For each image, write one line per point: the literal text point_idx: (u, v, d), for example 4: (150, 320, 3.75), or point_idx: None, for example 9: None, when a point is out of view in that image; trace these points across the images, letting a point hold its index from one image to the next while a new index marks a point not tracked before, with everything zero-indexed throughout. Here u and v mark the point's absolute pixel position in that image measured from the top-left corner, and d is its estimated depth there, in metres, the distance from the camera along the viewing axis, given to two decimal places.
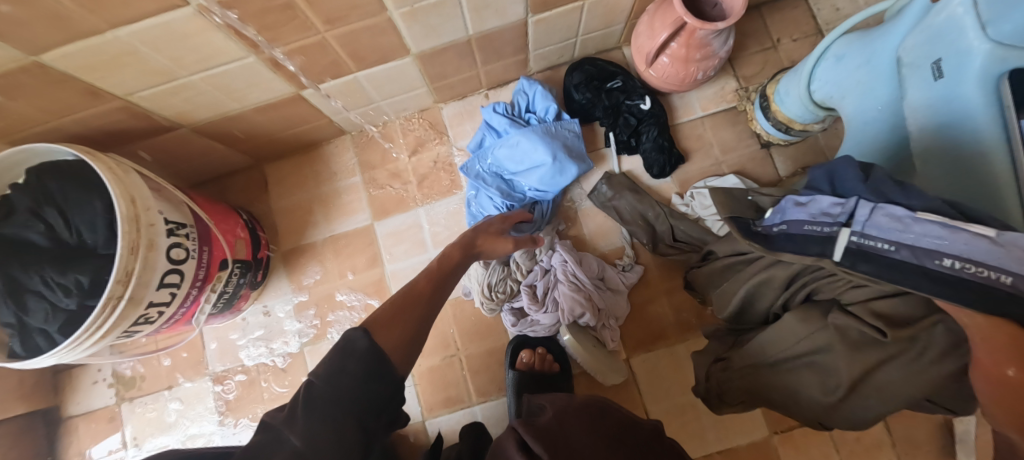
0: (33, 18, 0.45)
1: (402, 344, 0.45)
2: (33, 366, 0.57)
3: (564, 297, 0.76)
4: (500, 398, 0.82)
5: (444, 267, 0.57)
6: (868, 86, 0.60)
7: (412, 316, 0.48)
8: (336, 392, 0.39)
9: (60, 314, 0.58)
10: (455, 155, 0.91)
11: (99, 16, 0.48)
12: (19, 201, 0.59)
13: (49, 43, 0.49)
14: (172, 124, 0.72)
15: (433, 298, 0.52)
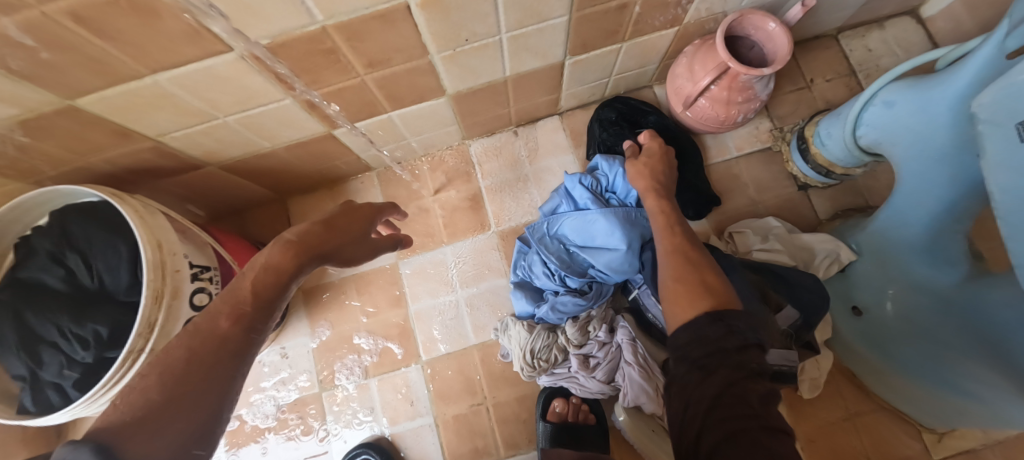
0: (74, 61, 0.44)
1: (184, 433, 0.32)
2: (45, 424, 0.53)
3: (629, 381, 0.70)
4: (530, 450, 0.77)
5: (260, 293, 0.43)
6: (921, 132, 0.58)
7: (200, 393, 0.34)
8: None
9: (76, 367, 0.54)
10: (483, 193, 0.89)
11: (142, 61, 0.47)
12: (41, 245, 0.56)
13: (87, 87, 0.48)
14: (200, 163, 0.71)
15: (244, 341, 0.40)
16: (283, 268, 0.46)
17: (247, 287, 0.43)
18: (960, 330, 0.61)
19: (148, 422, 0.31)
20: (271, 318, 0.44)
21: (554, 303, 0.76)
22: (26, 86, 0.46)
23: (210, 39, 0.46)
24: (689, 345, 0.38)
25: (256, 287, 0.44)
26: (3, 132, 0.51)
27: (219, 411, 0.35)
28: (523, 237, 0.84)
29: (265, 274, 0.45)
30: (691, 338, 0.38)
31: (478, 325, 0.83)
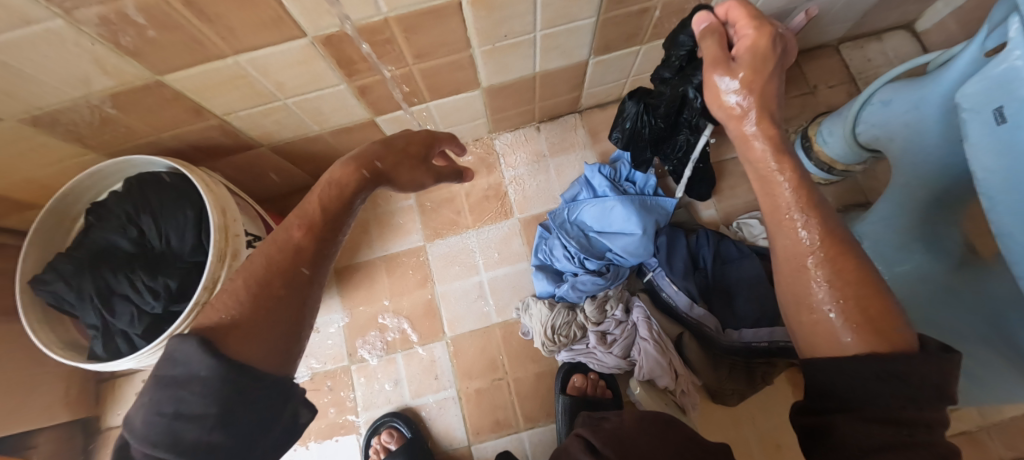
0: (172, 41, 0.50)
1: (274, 338, 0.38)
2: (113, 369, 0.58)
3: (645, 355, 0.74)
4: (548, 424, 0.81)
5: (327, 211, 0.43)
6: (916, 127, 0.65)
7: (282, 305, 0.39)
8: (181, 449, 0.32)
9: (144, 318, 0.59)
10: (507, 183, 0.95)
11: (228, 43, 0.53)
12: (118, 208, 0.62)
13: (176, 64, 0.54)
14: (254, 144, 0.77)
15: (315, 255, 0.42)
16: (347, 191, 0.44)
17: (315, 205, 0.42)
18: (963, 314, 0.62)
19: (241, 324, 0.37)
20: (338, 239, 0.45)
21: (574, 282, 0.81)
22: (127, 60, 0.52)
23: (289, 25, 0.52)
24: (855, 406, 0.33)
25: (322, 206, 0.43)
26: (96, 103, 0.58)
27: (298, 320, 0.40)
28: (543, 224, 0.89)
29: (329, 191, 0.44)
30: (856, 391, 0.33)
31: (500, 305, 0.88)
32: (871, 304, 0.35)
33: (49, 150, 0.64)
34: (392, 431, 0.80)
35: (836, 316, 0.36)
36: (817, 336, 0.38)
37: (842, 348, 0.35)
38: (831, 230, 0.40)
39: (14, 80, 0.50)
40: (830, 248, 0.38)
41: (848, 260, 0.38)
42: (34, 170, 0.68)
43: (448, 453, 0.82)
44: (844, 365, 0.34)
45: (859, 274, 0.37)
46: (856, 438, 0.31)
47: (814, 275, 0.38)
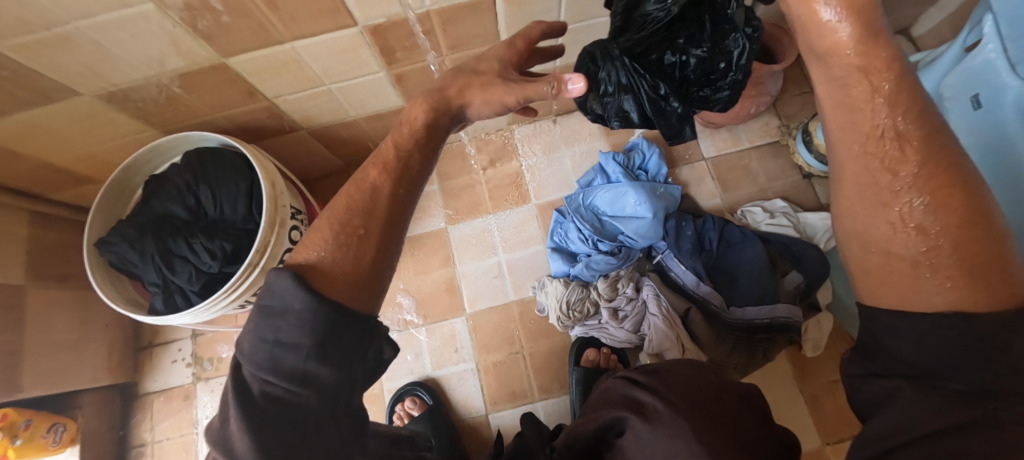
0: (241, 27, 0.57)
1: (355, 276, 0.39)
2: (172, 322, 0.64)
3: (654, 329, 0.80)
4: (562, 395, 0.86)
5: (400, 151, 0.44)
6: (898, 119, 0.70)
7: (364, 242, 0.40)
8: (284, 374, 0.33)
9: (201, 276, 0.65)
10: (524, 171, 1.01)
11: (288, 29, 0.60)
12: (177, 178, 0.69)
13: (240, 47, 0.61)
14: (295, 127, 0.83)
15: (393, 194, 0.43)
16: (419, 127, 0.46)
17: (389, 149, 0.45)
18: None
19: (330, 258, 0.39)
20: (418, 179, 0.45)
21: (588, 262, 0.87)
22: (200, 43, 0.59)
23: (344, 14, 0.59)
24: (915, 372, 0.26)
25: (397, 147, 0.45)
26: (165, 83, 0.64)
27: (381, 258, 0.41)
28: (558, 210, 0.95)
29: (403, 133, 0.46)
30: (932, 364, 0.25)
31: (517, 284, 0.94)
32: (977, 249, 0.26)
33: (116, 126, 0.71)
34: (415, 399, 0.86)
35: (922, 258, 0.27)
36: (885, 282, 0.29)
37: (921, 301, 0.27)
38: (933, 148, 0.28)
39: (101, 59, 0.57)
40: (933, 173, 0.28)
41: (956, 196, 0.27)
42: (99, 144, 0.74)
43: (465, 421, 0.87)
44: (924, 320, 0.26)
45: (969, 211, 0.27)
46: (906, 405, 0.25)
47: (902, 206, 0.28)
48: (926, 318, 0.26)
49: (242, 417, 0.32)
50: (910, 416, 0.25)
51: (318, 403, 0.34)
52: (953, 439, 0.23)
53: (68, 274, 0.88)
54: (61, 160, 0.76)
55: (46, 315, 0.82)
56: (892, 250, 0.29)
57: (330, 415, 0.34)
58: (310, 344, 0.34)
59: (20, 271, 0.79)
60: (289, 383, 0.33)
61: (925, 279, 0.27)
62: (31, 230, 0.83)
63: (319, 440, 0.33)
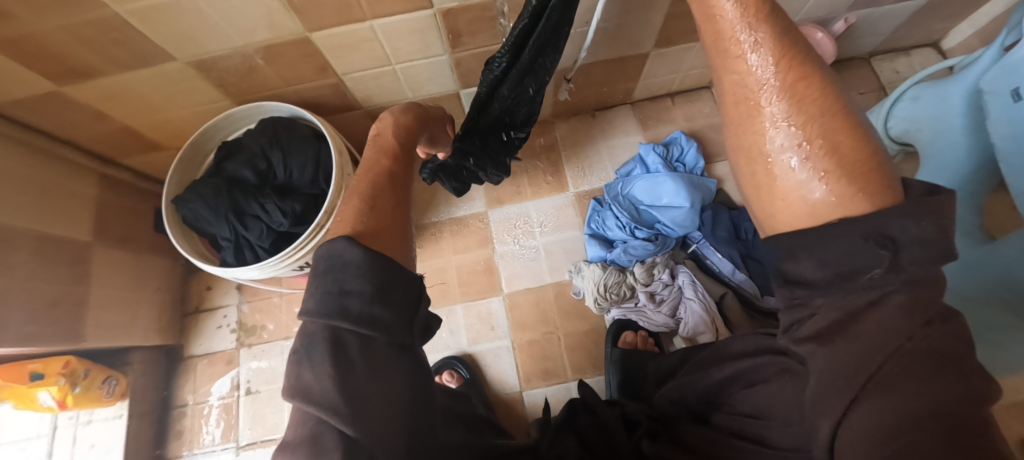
0: (330, 4, 0.60)
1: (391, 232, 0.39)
2: (243, 274, 0.69)
3: (691, 312, 0.84)
4: (595, 375, 0.89)
5: (400, 141, 0.49)
6: (937, 119, 0.75)
7: (398, 206, 0.42)
8: (351, 321, 0.32)
9: (271, 233, 0.71)
10: (563, 161, 1.05)
11: (371, 7, 0.63)
12: (251, 143, 0.73)
13: (324, 23, 0.64)
14: (355, 105, 0.88)
15: (404, 173, 0.46)
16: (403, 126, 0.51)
17: (392, 137, 0.48)
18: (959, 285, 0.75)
19: (371, 223, 0.38)
20: (411, 164, 0.50)
21: (626, 247, 0.90)
22: (291, 17, 0.62)
23: None
24: (824, 329, 0.31)
25: (394, 134, 0.49)
26: (250, 54, 0.68)
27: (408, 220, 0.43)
28: (595, 199, 0.99)
29: (395, 125, 0.50)
30: (840, 329, 0.30)
31: (554, 267, 0.97)
32: (841, 139, 0.31)
33: (195, 93, 0.76)
34: (452, 372, 0.89)
35: (802, 165, 0.31)
36: (775, 193, 0.33)
37: (813, 207, 0.31)
38: (788, 51, 0.33)
39: (200, 28, 0.61)
40: (789, 75, 0.32)
41: (812, 87, 0.32)
42: (175, 111, 0.79)
43: (500, 397, 0.89)
44: (828, 246, 0.29)
45: (825, 104, 0.32)
46: (831, 367, 0.31)
47: (768, 113, 0.33)
48: (825, 237, 0.29)
49: (321, 360, 0.30)
50: (841, 373, 0.31)
51: (387, 351, 0.33)
52: (885, 401, 0.29)
53: (128, 237, 0.92)
54: (137, 125, 0.81)
55: (108, 274, 0.86)
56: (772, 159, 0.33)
57: (400, 362, 0.34)
58: (378, 290, 0.33)
59: (88, 229, 0.83)
60: (362, 328, 0.32)
61: (804, 174, 0.31)
62: (100, 192, 0.87)
63: (393, 383, 0.32)
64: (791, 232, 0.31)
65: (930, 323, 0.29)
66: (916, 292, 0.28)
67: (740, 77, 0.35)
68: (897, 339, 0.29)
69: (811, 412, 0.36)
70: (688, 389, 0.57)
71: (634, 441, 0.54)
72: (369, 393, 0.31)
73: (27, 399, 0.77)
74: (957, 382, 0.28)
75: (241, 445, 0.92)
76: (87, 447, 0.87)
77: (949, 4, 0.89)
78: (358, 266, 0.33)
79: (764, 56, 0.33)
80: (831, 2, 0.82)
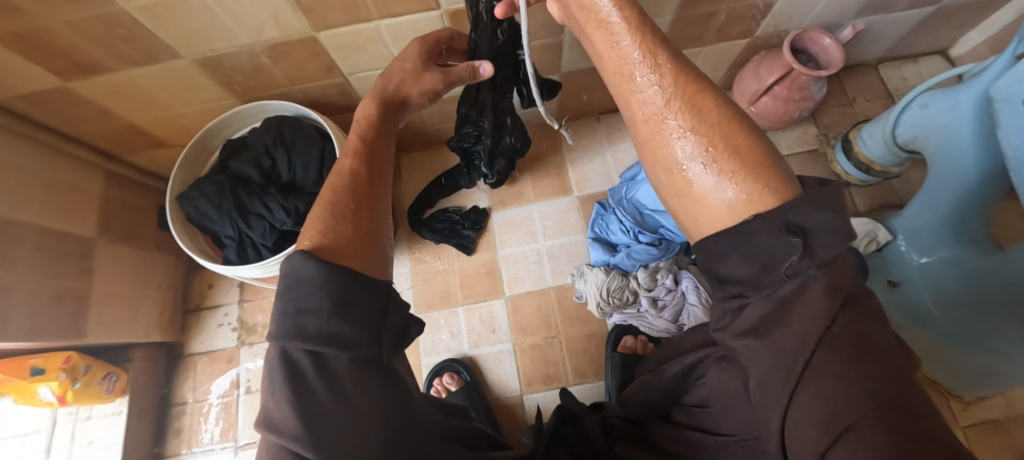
0: (338, 3, 0.60)
1: (351, 235, 0.38)
2: (247, 272, 0.69)
3: (694, 318, 0.83)
4: (597, 381, 0.88)
5: (364, 139, 0.45)
6: (951, 127, 0.72)
7: (357, 213, 0.40)
8: (309, 341, 0.32)
9: (274, 232, 0.71)
10: (568, 164, 1.04)
11: (378, 8, 0.62)
12: (256, 141, 0.73)
13: (331, 22, 0.64)
14: (361, 105, 0.89)
15: (371, 174, 0.43)
16: (372, 119, 0.48)
17: (360, 140, 0.45)
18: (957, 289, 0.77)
19: (329, 232, 0.38)
20: (384, 162, 0.47)
21: (629, 252, 0.89)
22: (298, 16, 0.62)
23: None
24: (755, 321, 0.31)
25: (358, 136, 0.46)
26: (256, 52, 0.68)
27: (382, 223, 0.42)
28: (599, 202, 0.98)
29: (362, 124, 0.47)
30: (770, 318, 0.30)
31: (557, 270, 0.96)
32: (740, 143, 0.33)
33: (201, 91, 0.76)
34: (453, 375, 0.88)
35: (708, 170, 0.33)
36: (694, 198, 0.34)
37: (731, 209, 0.32)
38: (680, 69, 0.36)
39: (206, 25, 0.61)
40: (687, 90, 0.35)
41: (709, 98, 0.35)
42: (181, 108, 0.79)
43: (501, 400, 0.88)
44: (748, 243, 0.30)
45: (721, 113, 0.34)
46: (767, 361, 0.30)
47: (673, 125, 0.35)
48: (744, 235, 0.30)
49: (283, 383, 0.31)
50: (779, 364, 0.30)
51: (352, 368, 0.33)
52: (820, 389, 0.28)
53: (132, 233, 0.93)
54: (143, 121, 0.81)
55: (111, 270, 0.86)
56: (682, 167, 0.35)
57: (367, 378, 0.34)
58: (334, 306, 0.33)
59: (92, 225, 0.83)
60: (322, 346, 0.32)
61: (714, 178, 0.33)
62: (105, 188, 0.87)
63: (362, 402, 0.33)
64: (714, 234, 0.33)
65: (847, 306, 0.29)
66: (832, 271, 0.29)
67: (642, 94, 0.37)
68: (821, 322, 0.28)
69: (760, 404, 0.33)
70: (652, 391, 0.57)
71: (611, 446, 0.56)
72: (335, 412, 0.31)
73: (27, 394, 0.76)
74: (881, 365, 0.27)
75: (239, 445, 0.92)
76: (86, 443, 0.87)
77: (959, 11, 0.88)
78: (314, 282, 0.33)
79: (661, 75, 0.36)
80: (840, 8, 0.82)
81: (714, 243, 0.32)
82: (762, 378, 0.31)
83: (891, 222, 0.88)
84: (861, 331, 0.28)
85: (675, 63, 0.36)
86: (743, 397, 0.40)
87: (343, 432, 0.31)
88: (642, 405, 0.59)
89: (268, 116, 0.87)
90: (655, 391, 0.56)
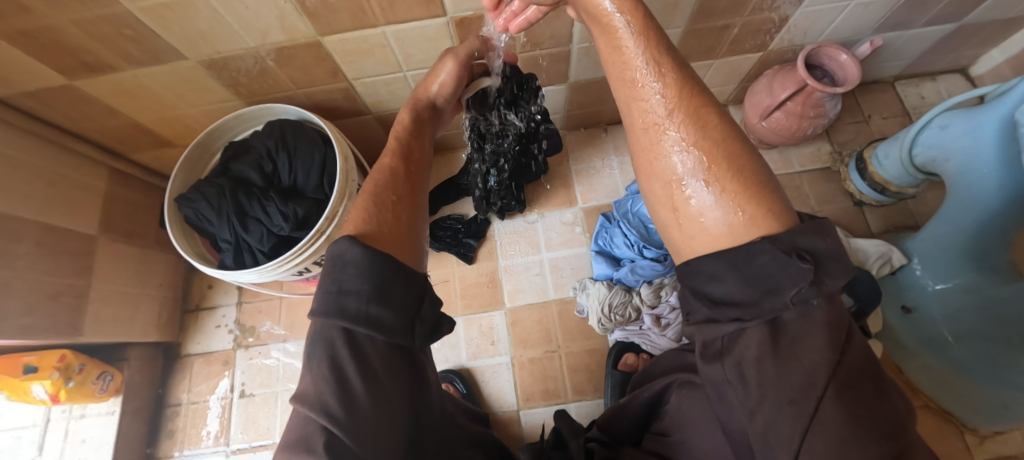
0: (343, 9, 0.59)
1: (398, 227, 0.39)
2: (245, 277, 0.68)
3: None
4: (596, 398, 0.86)
5: (404, 142, 0.49)
6: (972, 150, 0.70)
7: (399, 204, 0.41)
8: (347, 321, 0.30)
9: (273, 236, 0.70)
10: (574, 174, 1.03)
11: (385, 14, 0.62)
12: (262, 143, 0.73)
13: (337, 27, 0.63)
14: (366, 109, 0.88)
15: (409, 171, 0.45)
16: (407, 122, 0.52)
17: (413, 148, 0.49)
18: (960, 318, 0.75)
19: (371, 221, 0.38)
20: (420, 162, 0.49)
21: (633, 267, 0.87)
22: (303, 20, 0.61)
23: (437, 5, 0.61)
24: (756, 349, 0.29)
25: (397, 139, 0.49)
26: (262, 55, 0.68)
27: (421, 217, 0.43)
28: (604, 215, 0.97)
29: (400, 130, 0.51)
30: (770, 345, 0.28)
31: (559, 283, 0.94)
32: (740, 163, 0.33)
33: (207, 93, 0.76)
34: (449, 386, 0.86)
35: (704, 187, 0.33)
36: (689, 215, 0.34)
37: (731, 228, 0.32)
38: (682, 82, 0.37)
39: (211, 27, 0.60)
40: (690, 104, 0.36)
41: (712, 114, 0.36)
42: (187, 109, 0.79)
43: (497, 415, 0.87)
44: (749, 265, 0.29)
45: (723, 130, 0.35)
46: (775, 388, 0.28)
47: (672, 139, 0.36)
48: (748, 256, 0.29)
49: (322, 362, 0.30)
50: (788, 396, 0.28)
51: (387, 354, 0.32)
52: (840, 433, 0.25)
53: (134, 232, 0.92)
54: (149, 121, 0.81)
55: (111, 268, 0.86)
56: (676, 179, 0.35)
57: (401, 367, 0.32)
58: (373, 291, 0.31)
59: (94, 222, 0.83)
60: (362, 328, 0.31)
61: (714, 197, 0.33)
62: (110, 186, 0.88)
63: (393, 394, 0.31)
64: (712, 253, 0.32)
65: (850, 338, 0.28)
66: (834, 301, 0.28)
67: (645, 103, 0.37)
68: (825, 353, 0.27)
69: (759, 443, 0.30)
70: (622, 416, 0.58)
71: None
72: (371, 403, 0.30)
73: (20, 391, 0.76)
74: (887, 402, 0.27)
75: (231, 449, 0.91)
76: (79, 442, 0.86)
77: (982, 29, 0.86)
78: (358, 268, 0.32)
79: (665, 89, 0.36)
80: (858, 24, 0.79)
81: (706, 260, 0.32)
82: (764, 415, 0.29)
83: (907, 245, 0.86)
84: (866, 364, 0.28)
85: (676, 76, 0.37)
86: (702, 420, 0.44)
87: (377, 427, 0.30)
88: (613, 424, 0.59)
89: (273, 120, 0.85)
90: (625, 417, 0.57)
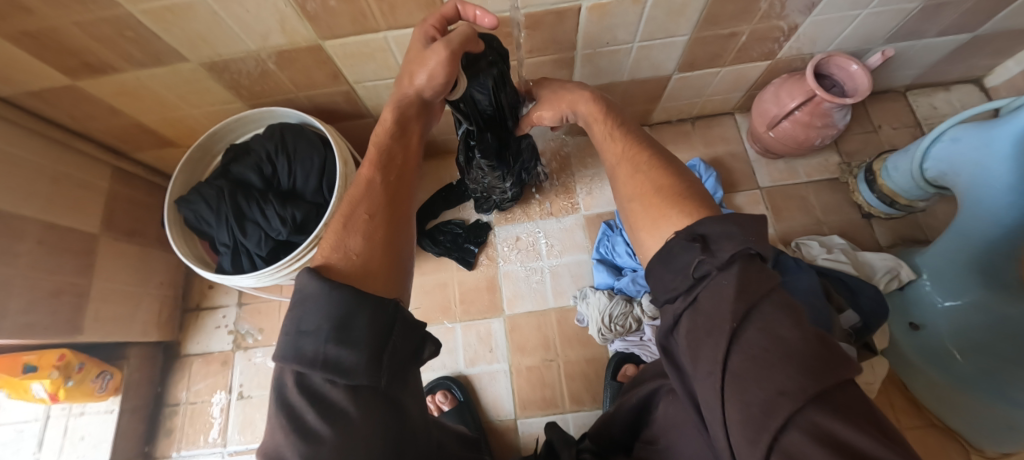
0: (343, 13, 0.59)
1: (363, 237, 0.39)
2: (241, 281, 0.68)
3: None
4: (594, 409, 0.85)
5: (383, 152, 0.47)
6: (982, 164, 0.67)
7: (371, 222, 0.40)
8: (304, 363, 0.30)
9: (270, 240, 0.71)
10: (576, 180, 1.02)
11: (387, 18, 0.61)
12: (260, 146, 0.73)
13: (338, 31, 0.63)
14: (367, 112, 0.87)
15: (388, 179, 0.45)
16: (389, 126, 0.50)
17: (399, 157, 0.49)
18: (964, 336, 0.75)
19: (341, 240, 0.38)
20: (404, 172, 0.48)
21: (634, 277, 0.86)
22: (304, 23, 0.60)
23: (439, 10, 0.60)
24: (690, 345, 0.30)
25: (375, 145, 0.48)
26: (263, 58, 0.68)
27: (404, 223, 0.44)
28: (606, 223, 0.96)
29: (381, 134, 0.50)
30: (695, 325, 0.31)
31: (559, 290, 0.93)
32: (666, 182, 0.42)
33: (208, 94, 0.76)
34: (446, 393, 0.86)
35: (636, 202, 0.43)
36: (636, 225, 0.42)
37: (657, 230, 0.39)
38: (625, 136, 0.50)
39: (212, 29, 0.60)
40: (631, 150, 0.48)
41: (646, 154, 0.47)
42: (188, 110, 0.79)
43: (494, 424, 0.86)
44: (670, 258, 0.35)
45: (654, 162, 0.46)
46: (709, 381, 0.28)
47: (617, 174, 0.48)
48: (669, 253, 0.35)
49: (280, 410, 0.30)
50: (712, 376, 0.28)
51: (349, 394, 0.30)
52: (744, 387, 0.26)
53: (136, 230, 0.93)
54: (151, 121, 0.81)
55: (111, 266, 0.86)
56: (624, 202, 0.45)
57: (369, 406, 0.31)
58: (331, 328, 0.31)
59: (96, 221, 0.84)
60: (319, 369, 0.30)
61: (644, 208, 0.42)
62: (112, 184, 0.88)
63: (360, 433, 0.29)
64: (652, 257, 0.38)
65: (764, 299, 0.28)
66: (740, 267, 0.30)
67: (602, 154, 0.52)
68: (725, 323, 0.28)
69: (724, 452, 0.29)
70: (613, 424, 0.58)
71: None
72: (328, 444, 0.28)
73: (20, 389, 0.76)
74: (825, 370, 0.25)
75: (229, 450, 0.91)
76: (78, 439, 0.87)
77: (997, 40, 0.83)
78: (314, 299, 0.32)
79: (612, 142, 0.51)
80: (869, 33, 0.77)
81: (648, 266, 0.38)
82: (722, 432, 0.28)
83: (915, 260, 0.84)
84: (795, 337, 0.26)
85: (622, 137, 0.51)
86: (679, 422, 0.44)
87: None
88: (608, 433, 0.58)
89: (273, 123, 0.86)
90: (615, 424, 0.57)
